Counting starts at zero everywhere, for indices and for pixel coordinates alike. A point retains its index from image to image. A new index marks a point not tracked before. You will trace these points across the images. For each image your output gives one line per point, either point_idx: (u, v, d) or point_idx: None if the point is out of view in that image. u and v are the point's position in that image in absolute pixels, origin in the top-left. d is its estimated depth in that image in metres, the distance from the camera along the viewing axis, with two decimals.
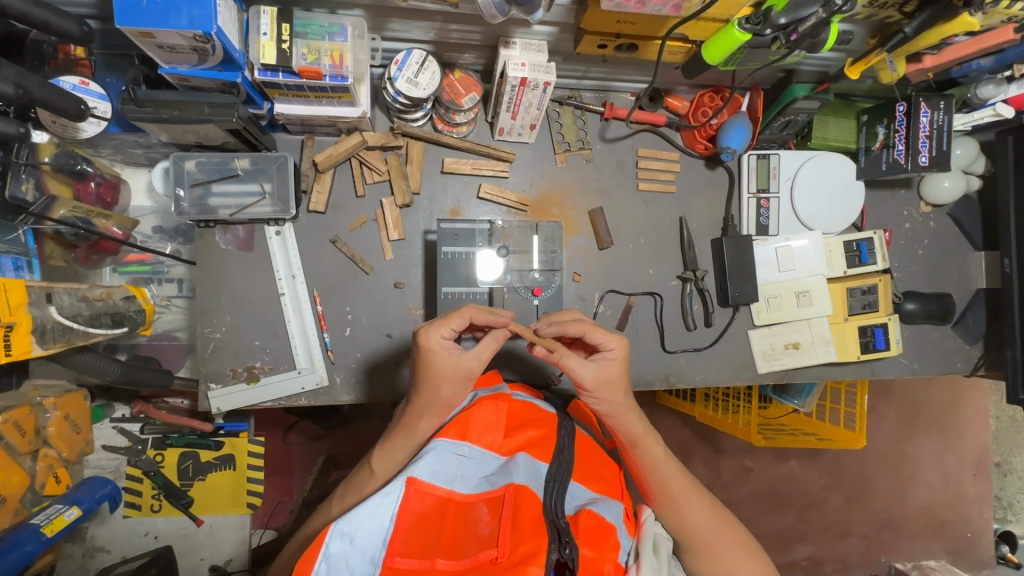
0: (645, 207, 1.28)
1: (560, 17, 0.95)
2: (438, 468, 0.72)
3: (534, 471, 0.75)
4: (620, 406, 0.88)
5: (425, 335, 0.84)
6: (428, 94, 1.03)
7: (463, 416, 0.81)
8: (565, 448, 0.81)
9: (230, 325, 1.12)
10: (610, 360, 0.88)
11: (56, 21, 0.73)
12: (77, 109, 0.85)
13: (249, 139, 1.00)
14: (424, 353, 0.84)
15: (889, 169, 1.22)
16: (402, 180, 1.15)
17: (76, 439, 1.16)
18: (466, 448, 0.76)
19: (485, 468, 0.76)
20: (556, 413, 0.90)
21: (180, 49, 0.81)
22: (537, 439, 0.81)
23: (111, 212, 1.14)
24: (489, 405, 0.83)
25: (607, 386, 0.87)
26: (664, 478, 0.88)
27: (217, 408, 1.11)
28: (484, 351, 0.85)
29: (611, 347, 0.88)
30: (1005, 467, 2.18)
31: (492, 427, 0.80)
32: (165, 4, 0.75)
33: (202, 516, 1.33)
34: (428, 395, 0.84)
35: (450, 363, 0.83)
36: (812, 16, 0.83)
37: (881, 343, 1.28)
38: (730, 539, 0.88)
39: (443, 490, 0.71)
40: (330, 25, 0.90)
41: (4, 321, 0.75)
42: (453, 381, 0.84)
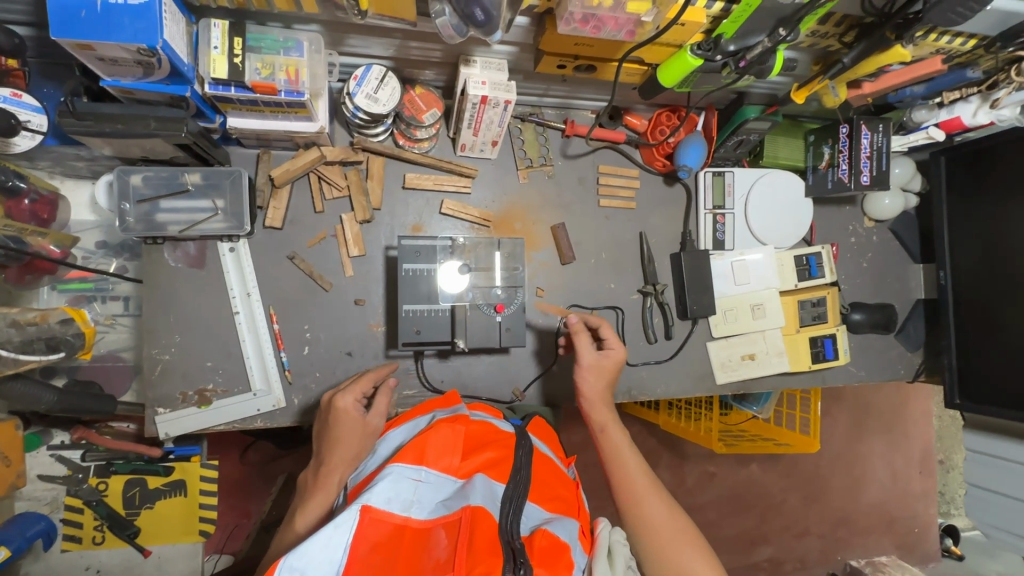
0: (606, 222, 1.31)
1: (520, 37, 0.95)
2: (392, 495, 0.71)
3: (491, 492, 0.75)
4: (596, 394, 1.08)
5: (340, 398, 0.93)
6: (388, 110, 1.03)
7: (421, 440, 0.81)
8: (521, 468, 0.81)
9: (179, 346, 1.07)
10: (609, 354, 1.11)
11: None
12: (6, 124, 0.81)
13: (199, 153, 0.96)
14: (335, 414, 0.92)
15: (834, 187, 1.28)
16: (362, 196, 1.14)
17: (5, 473, 1.09)
18: (422, 472, 0.76)
19: (441, 493, 0.75)
20: (515, 433, 0.90)
21: (123, 63, 0.77)
22: (495, 460, 0.82)
23: (48, 229, 1.08)
24: (444, 427, 0.82)
25: (594, 370, 1.09)
26: (621, 465, 0.97)
27: (164, 433, 1.06)
28: (381, 406, 0.95)
29: (613, 348, 1.11)
30: (947, 463, 2.29)
31: (448, 451, 0.80)
32: (106, 16, 0.70)
33: (150, 546, 1.26)
34: (339, 453, 0.87)
35: (355, 421, 0.91)
36: (759, 44, 0.86)
37: (830, 352, 1.34)
38: (681, 537, 0.86)
39: (397, 518, 0.70)
40: (285, 40, 0.88)
41: None
42: (362, 439, 0.90)
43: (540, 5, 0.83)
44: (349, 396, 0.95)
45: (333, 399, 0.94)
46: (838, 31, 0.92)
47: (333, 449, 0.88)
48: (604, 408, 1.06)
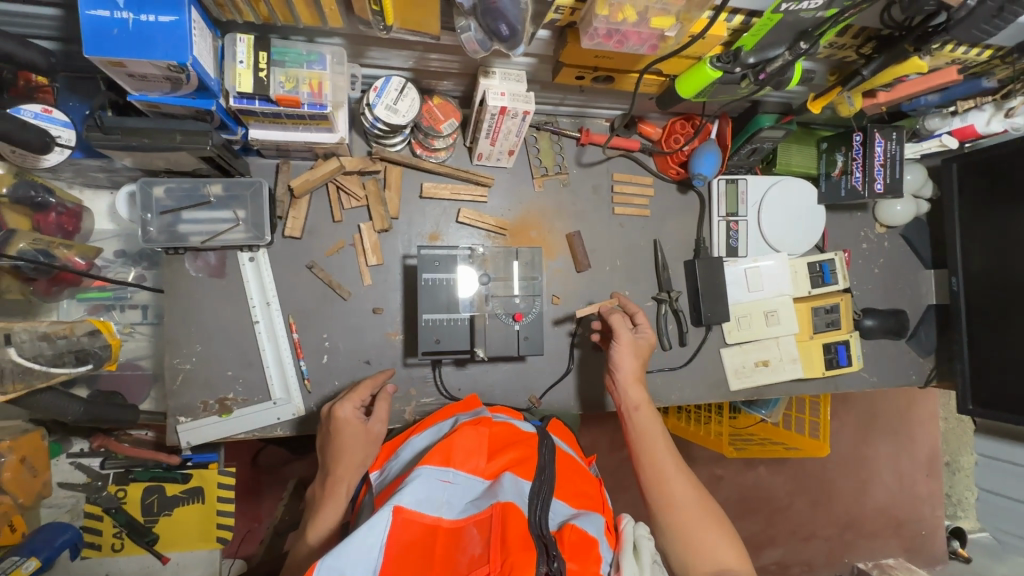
0: (620, 229, 1.31)
1: (540, 50, 0.95)
2: (424, 496, 0.72)
3: (519, 489, 0.77)
4: (634, 375, 1.07)
5: (339, 408, 0.95)
6: (407, 121, 1.04)
7: (447, 442, 0.82)
8: (546, 467, 0.82)
9: (200, 355, 1.08)
10: (644, 333, 1.12)
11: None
12: (41, 142, 0.82)
13: (221, 164, 0.97)
14: (336, 426, 0.93)
15: (847, 195, 1.29)
16: (380, 206, 1.14)
17: (32, 483, 1.10)
18: (450, 473, 0.77)
19: (470, 494, 0.77)
20: (538, 433, 0.92)
21: (153, 78, 0.78)
22: (520, 458, 0.84)
23: (72, 241, 1.09)
24: (469, 430, 0.84)
25: (634, 348, 1.09)
26: (650, 446, 0.97)
27: (186, 442, 1.06)
28: (382, 412, 0.97)
29: (644, 329, 1.13)
30: (953, 466, 2.28)
31: (474, 453, 0.82)
32: (138, 34, 0.71)
33: (168, 553, 1.27)
34: (346, 462, 0.89)
35: (357, 429, 0.93)
36: (780, 57, 0.86)
37: (843, 359, 1.34)
38: (707, 522, 0.88)
39: (430, 517, 0.70)
40: (309, 53, 0.89)
41: None
42: (367, 445, 0.93)
43: (562, 19, 0.84)
44: (348, 405, 0.97)
45: (332, 410, 0.96)
46: (855, 42, 0.93)
47: (338, 460, 0.90)
48: (641, 389, 1.06)
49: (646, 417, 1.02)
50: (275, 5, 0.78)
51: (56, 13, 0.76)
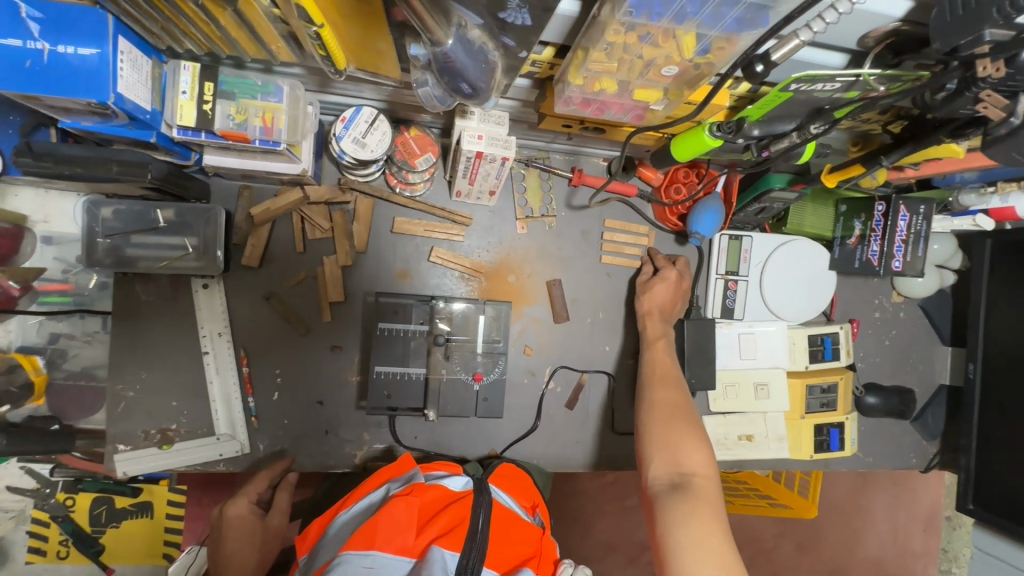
0: (607, 279, 1.22)
1: (521, 96, 0.85)
2: None
3: (445, 566, 0.74)
4: (650, 308, 1.14)
5: (233, 506, 0.89)
6: (376, 156, 0.95)
7: (370, 522, 0.77)
8: (477, 534, 0.79)
9: (145, 383, 1.03)
10: (664, 278, 1.15)
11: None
12: None
13: (171, 190, 0.90)
14: (228, 525, 0.87)
15: (860, 267, 1.18)
16: (347, 240, 1.07)
17: None
18: (372, 558, 0.73)
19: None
20: (472, 490, 0.88)
21: (78, 111, 0.70)
22: (450, 525, 0.80)
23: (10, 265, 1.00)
24: (397, 502, 0.79)
25: (645, 287, 1.17)
26: (656, 363, 1.06)
27: (122, 473, 0.99)
28: (282, 503, 0.94)
29: (665, 269, 1.16)
30: (956, 519, 1.78)
31: (401, 528, 0.77)
32: (52, 67, 0.64)
33: (113, 565, 1.25)
34: (231, 571, 0.84)
35: (250, 532, 0.88)
36: (787, 136, 0.76)
37: (836, 443, 1.24)
38: (686, 430, 0.88)
39: None
40: (264, 84, 0.81)
41: None
42: (262, 544, 0.88)
43: (540, 72, 0.74)
44: (245, 500, 0.92)
45: (224, 508, 0.89)
46: (882, 119, 0.81)
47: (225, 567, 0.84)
48: (660, 322, 1.13)
49: (655, 339, 1.11)
50: (215, 35, 0.70)
51: None
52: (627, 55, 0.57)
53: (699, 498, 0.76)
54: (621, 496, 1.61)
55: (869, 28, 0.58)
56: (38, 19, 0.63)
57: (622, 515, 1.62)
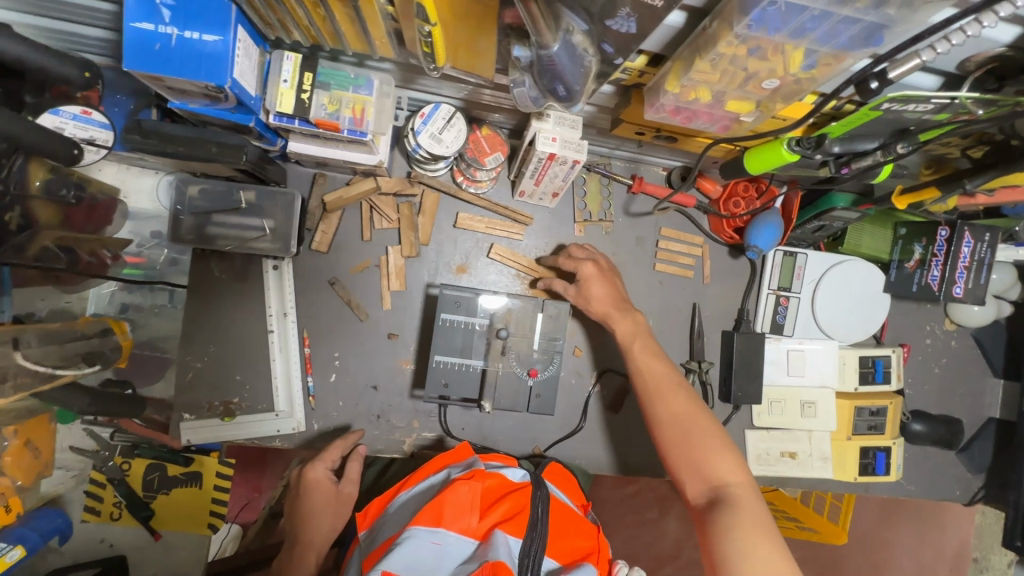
0: (659, 287, 1.23)
1: (601, 102, 0.87)
2: (411, 561, 0.75)
3: (509, 548, 0.79)
4: (605, 310, 1.04)
5: (311, 469, 0.97)
6: (450, 152, 0.98)
7: (438, 500, 0.83)
8: (538, 522, 0.84)
9: (212, 356, 1.08)
10: (590, 275, 1.05)
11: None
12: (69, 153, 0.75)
13: (256, 174, 0.95)
14: (307, 487, 0.96)
15: (919, 291, 1.16)
16: (411, 231, 1.11)
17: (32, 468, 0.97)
18: (440, 535, 0.79)
19: (459, 556, 0.79)
20: (529, 482, 0.92)
21: (192, 93, 0.75)
22: (512, 512, 0.85)
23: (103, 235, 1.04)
24: (462, 485, 0.85)
25: (583, 298, 1.06)
26: (643, 367, 0.98)
27: (186, 440, 1.06)
28: (354, 473, 0.99)
29: (579, 267, 1.06)
30: (981, 564, 1.78)
31: (465, 510, 0.83)
32: (179, 51, 0.68)
33: (161, 530, 1.30)
34: (309, 527, 0.94)
35: (324, 496, 0.96)
36: (870, 155, 0.76)
37: (881, 467, 1.23)
38: (705, 434, 0.87)
39: None
40: (356, 77, 0.84)
41: None
42: (335, 507, 0.96)
43: (628, 79, 0.76)
44: (320, 465, 0.98)
45: (304, 471, 0.98)
46: (964, 143, 0.81)
47: (302, 523, 0.94)
48: (626, 319, 1.03)
49: (636, 341, 1.01)
50: (324, 27, 0.74)
51: (110, 8, 0.74)
52: (733, 67, 0.58)
53: (742, 507, 0.77)
54: (640, 509, 1.63)
55: (971, 54, 0.59)
56: (171, 6, 0.67)
57: (639, 528, 1.62)
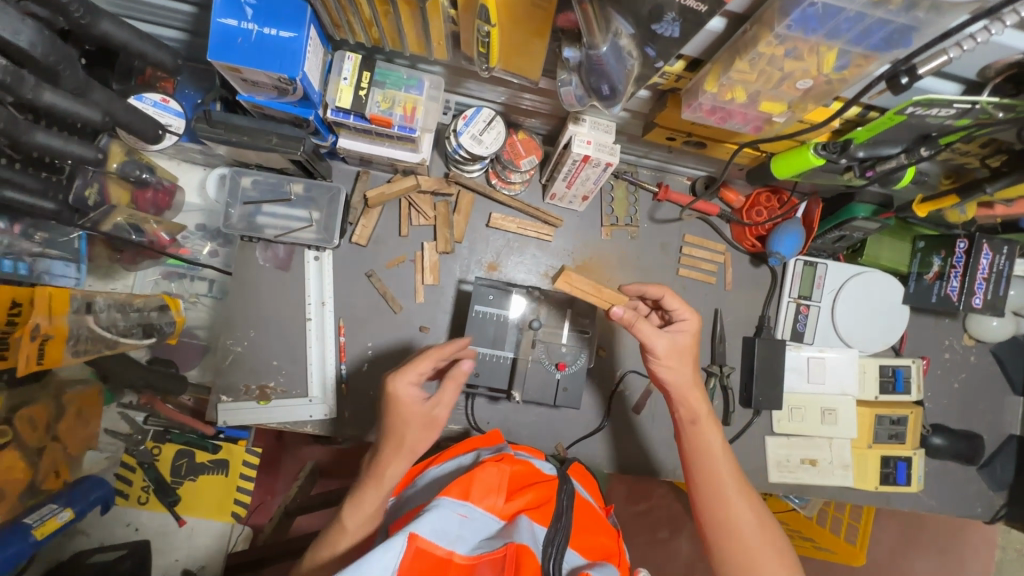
0: (682, 292, 1.27)
1: (637, 106, 0.93)
2: (438, 526, 0.78)
3: (533, 533, 0.82)
4: (682, 383, 0.89)
5: (393, 380, 0.81)
6: (489, 153, 1.04)
7: (468, 477, 0.89)
8: (563, 513, 0.87)
9: (252, 341, 1.12)
10: (681, 330, 0.91)
11: (115, 30, 0.65)
12: (156, 132, 0.76)
13: (307, 167, 1.01)
14: (393, 401, 0.81)
15: (938, 302, 1.19)
16: (447, 229, 1.16)
17: (84, 434, 1.03)
18: (467, 508, 0.83)
19: (485, 532, 0.83)
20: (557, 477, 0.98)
21: (263, 85, 0.81)
22: (537, 502, 0.90)
23: (162, 218, 1.06)
24: (491, 467, 0.91)
25: (677, 355, 0.88)
26: (715, 461, 0.87)
27: (223, 421, 1.10)
28: (449, 396, 0.83)
29: (684, 319, 0.92)
30: None
31: (493, 490, 0.88)
32: (258, 44, 0.75)
33: (185, 516, 1.32)
34: (399, 453, 0.80)
35: (416, 413, 0.81)
36: (894, 157, 0.81)
37: (901, 477, 1.23)
38: (770, 549, 0.82)
39: (443, 549, 0.76)
40: (409, 78, 0.90)
41: (43, 332, 0.69)
42: (419, 427, 0.81)
43: (665, 83, 0.82)
44: (403, 379, 0.82)
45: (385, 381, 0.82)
46: (983, 152, 0.85)
47: (387, 441, 0.81)
48: (703, 400, 0.89)
49: (707, 425, 0.89)
50: (388, 30, 0.80)
51: (189, 10, 0.80)
52: (770, 67, 0.63)
53: None
54: (652, 528, 1.62)
55: (992, 60, 0.64)
56: (253, 5, 0.74)
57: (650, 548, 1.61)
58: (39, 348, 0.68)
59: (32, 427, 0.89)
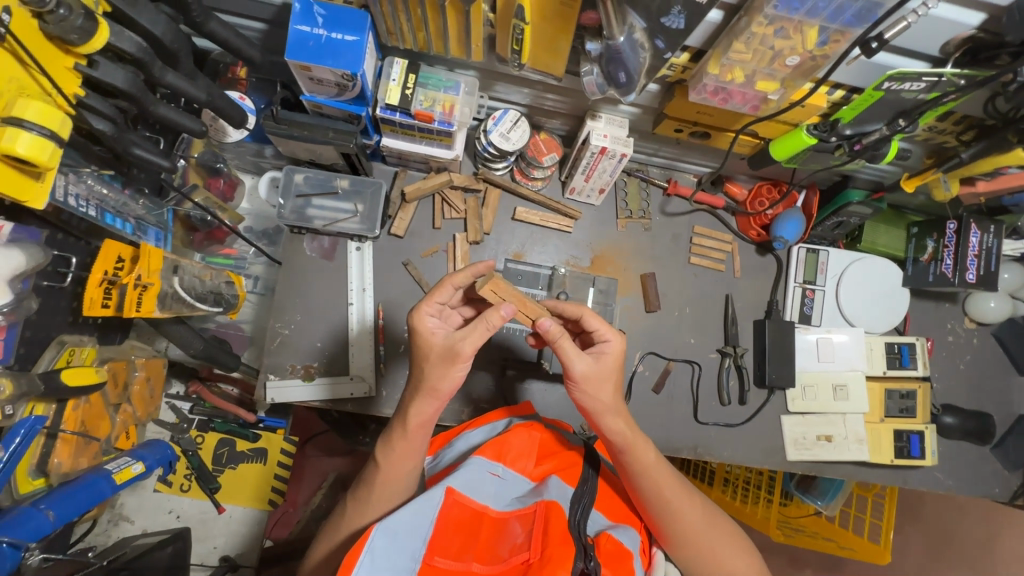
0: (694, 279, 1.36)
1: (647, 101, 1.06)
2: (472, 484, 0.85)
3: (562, 491, 0.87)
4: (602, 407, 0.90)
5: (415, 317, 0.87)
6: (516, 148, 1.16)
7: (501, 440, 0.95)
8: (588, 479, 0.91)
9: (298, 324, 1.21)
10: (603, 353, 0.91)
11: (219, 30, 0.83)
12: (242, 118, 0.90)
13: (355, 162, 1.14)
14: (417, 333, 0.87)
15: (935, 280, 1.27)
16: (477, 220, 1.26)
17: (151, 401, 1.17)
18: (500, 468, 0.90)
19: (516, 490, 0.89)
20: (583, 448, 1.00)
21: (326, 83, 0.95)
22: (563, 465, 0.94)
23: (227, 207, 1.24)
24: (523, 432, 0.97)
25: (598, 379, 0.88)
26: (656, 481, 0.92)
27: (270, 398, 1.17)
28: (476, 336, 0.82)
29: (607, 340, 0.92)
30: None
31: (523, 455, 0.95)
32: (327, 46, 0.89)
33: (225, 504, 1.37)
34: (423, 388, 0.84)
35: (437, 346, 0.84)
36: (877, 131, 0.92)
37: (916, 450, 1.28)
38: (724, 540, 0.93)
39: (477, 505, 0.83)
40: (447, 80, 1.04)
41: (142, 280, 0.87)
42: (440, 357, 0.83)
43: (673, 75, 0.93)
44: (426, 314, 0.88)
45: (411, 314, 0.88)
46: (956, 129, 0.96)
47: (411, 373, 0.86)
48: (620, 418, 0.90)
49: (640, 448, 0.92)
50: (435, 38, 0.95)
51: (262, 27, 0.96)
52: (762, 46, 0.77)
53: None
54: None
55: (950, 36, 0.76)
56: (323, 14, 0.89)
57: None
58: (137, 294, 0.86)
59: (115, 383, 1.04)
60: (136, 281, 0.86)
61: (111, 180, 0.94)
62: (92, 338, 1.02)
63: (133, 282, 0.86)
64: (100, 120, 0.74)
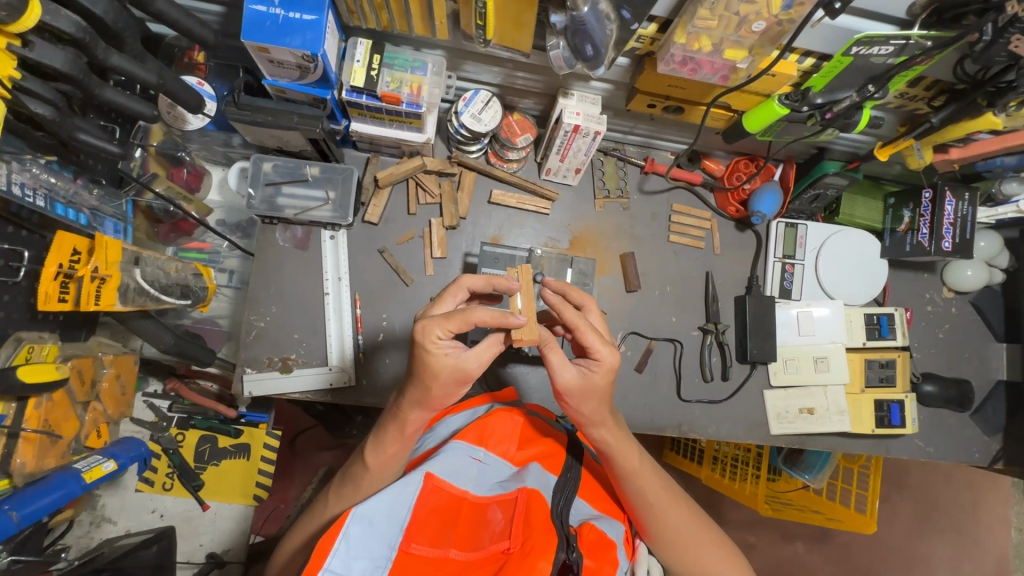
0: (674, 257, 1.35)
1: (618, 76, 1.04)
2: (454, 469, 0.83)
3: (544, 479, 0.87)
4: (590, 418, 0.85)
5: (422, 330, 0.72)
6: (488, 129, 1.14)
7: (483, 424, 0.92)
8: (573, 466, 0.90)
9: (274, 316, 1.19)
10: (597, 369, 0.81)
11: (167, 10, 0.80)
12: (199, 102, 0.87)
13: (324, 148, 1.12)
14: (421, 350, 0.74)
15: (912, 250, 1.27)
16: (452, 204, 1.25)
17: (122, 399, 1.15)
18: (481, 453, 0.87)
19: (497, 474, 0.87)
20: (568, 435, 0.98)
21: (287, 65, 0.92)
22: (548, 452, 0.92)
23: (193, 198, 1.21)
24: (505, 415, 0.94)
25: (581, 393, 0.81)
26: (640, 485, 0.90)
27: (248, 392, 1.16)
28: (484, 354, 0.75)
29: (600, 357, 0.80)
30: None
31: (506, 439, 0.92)
32: (284, 26, 0.86)
33: (209, 501, 1.34)
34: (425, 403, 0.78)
35: (448, 368, 0.73)
36: (847, 99, 0.91)
37: (896, 419, 1.30)
38: (704, 539, 0.94)
39: (458, 490, 0.82)
40: (413, 60, 1.02)
41: (100, 273, 0.87)
42: (447, 382, 0.75)
43: (642, 48, 0.91)
44: (439, 330, 0.73)
45: (418, 328, 0.73)
46: (927, 94, 0.96)
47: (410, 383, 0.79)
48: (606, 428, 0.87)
49: (626, 455, 0.89)
50: (398, 16, 0.92)
51: (218, 10, 0.93)
52: (727, 12, 0.76)
53: None
54: None
55: None
56: None
57: None
58: (96, 287, 0.87)
59: (80, 380, 1.02)
60: (96, 274, 0.86)
61: (58, 170, 0.92)
62: (52, 335, 1.00)
63: (88, 274, 0.85)
64: (39, 105, 0.71)
